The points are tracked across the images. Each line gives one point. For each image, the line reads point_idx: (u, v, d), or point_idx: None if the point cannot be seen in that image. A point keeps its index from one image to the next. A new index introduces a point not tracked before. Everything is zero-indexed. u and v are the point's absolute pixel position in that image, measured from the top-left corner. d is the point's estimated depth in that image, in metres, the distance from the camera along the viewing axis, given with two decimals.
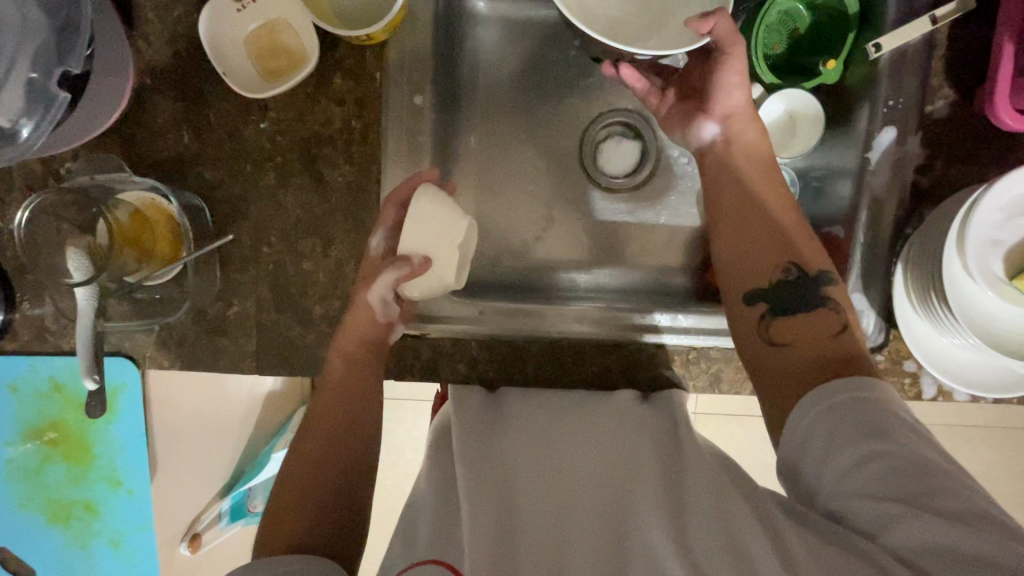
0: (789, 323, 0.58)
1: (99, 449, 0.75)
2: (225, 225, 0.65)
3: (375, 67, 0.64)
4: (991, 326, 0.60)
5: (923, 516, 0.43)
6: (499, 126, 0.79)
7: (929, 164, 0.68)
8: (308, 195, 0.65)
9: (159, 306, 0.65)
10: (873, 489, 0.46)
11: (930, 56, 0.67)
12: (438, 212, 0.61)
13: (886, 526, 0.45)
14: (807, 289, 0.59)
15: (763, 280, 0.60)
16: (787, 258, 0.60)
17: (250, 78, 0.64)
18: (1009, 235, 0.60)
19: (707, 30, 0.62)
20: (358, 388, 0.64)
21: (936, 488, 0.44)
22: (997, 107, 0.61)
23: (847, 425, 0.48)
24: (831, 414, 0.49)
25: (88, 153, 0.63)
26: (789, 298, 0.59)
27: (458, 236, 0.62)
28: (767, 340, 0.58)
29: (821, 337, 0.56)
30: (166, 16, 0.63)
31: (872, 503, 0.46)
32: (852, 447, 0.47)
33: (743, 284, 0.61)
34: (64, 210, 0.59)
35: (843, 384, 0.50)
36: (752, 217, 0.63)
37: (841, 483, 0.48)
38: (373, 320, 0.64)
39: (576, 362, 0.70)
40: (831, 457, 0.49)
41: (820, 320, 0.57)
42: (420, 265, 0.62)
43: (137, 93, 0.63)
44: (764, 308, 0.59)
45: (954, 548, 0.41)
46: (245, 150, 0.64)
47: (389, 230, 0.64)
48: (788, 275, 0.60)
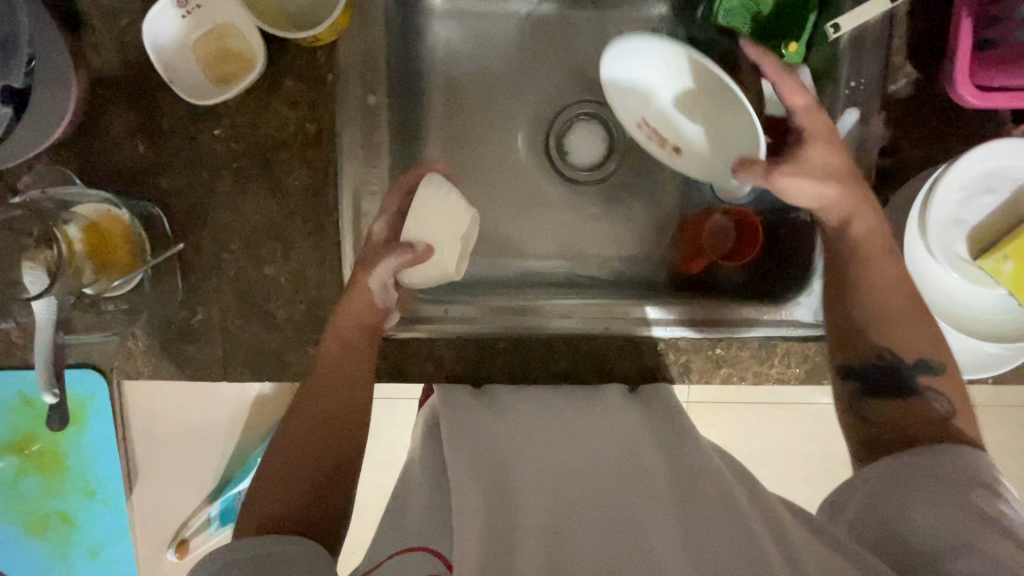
0: (886, 403, 0.57)
1: (72, 459, 0.76)
2: (183, 235, 0.64)
3: (327, 69, 0.64)
4: (959, 308, 0.61)
5: (980, 552, 0.42)
6: (465, 122, 0.77)
7: (894, 144, 0.67)
8: (266, 201, 0.65)
9: (121, 317, 0.65)
10: (934, 524, 0.45)
11: (891, 33, 0.65)
12: (442, 200, 0.64)
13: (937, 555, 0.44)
14: (903, 369, 0.57)
15: (853, 355, 0.59)
16: (881, 340, 0.59)
17: (200, 85, 0.63)
18: (972, 214, 0.59)
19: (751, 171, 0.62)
20: (336, 385, 0.62)
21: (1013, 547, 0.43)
22: (957, 84, 0.60)
23: (925, 476, 0.49)
24: (911, 463, 0.50)
25: (41, 166, 0.63)
26: (884, 380, 0.58)
27: (460, 228, 0.64)
28: (859, 416, 0.58)
29: (914, 425, 0.55)
30: (114, 25, 0.62)
31: (931, 536, 0.45)
32: (931, 495, 0.47)
33: (836, 358, 0.61)
34: (18, 225, 0.59)
35: (940, 453, 0.50)
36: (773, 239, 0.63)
37: (903, 514, 0.47)
38: (371, 304, 0.63)
39: (546, 356, 0.70)
40: (902, 495, 0.48)
41: (923, 403, 0.55)
42: (423, 252, 0.63)
43: (89, 104, 0.63)
44: (857, 386, 0.59)
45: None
46: (201, 157, 0.64)
47: (394, 214, 0.66)
48: (881, 358, 0.58)
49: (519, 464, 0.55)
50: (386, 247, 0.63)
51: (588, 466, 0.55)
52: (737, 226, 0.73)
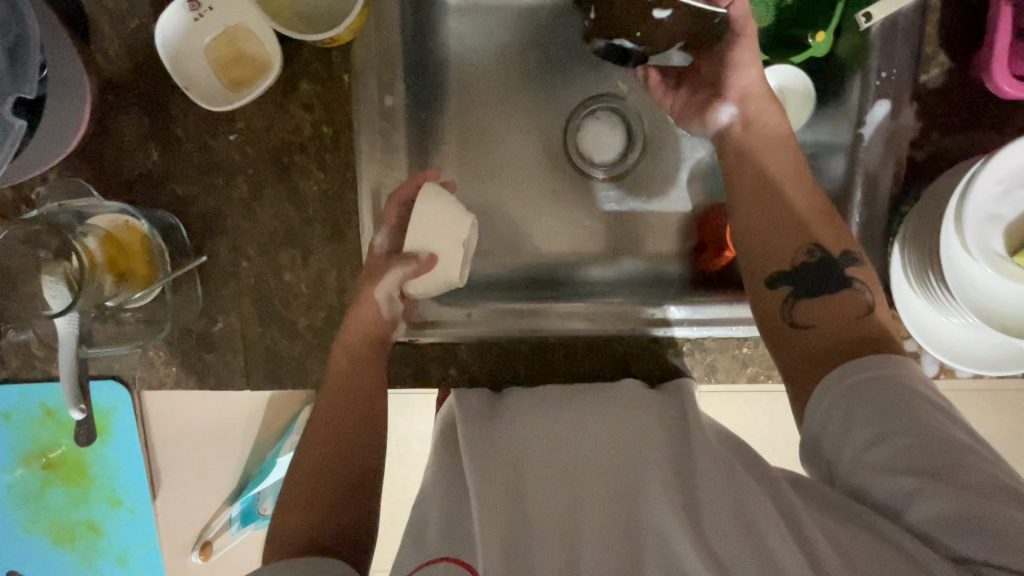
0: (813, 305, 0.57)
1: (96, 470, 0.76)
2: (202, 244, 0.63)
3: (343, 71, 0.62)
4: (994, 305, 0.58)
5: (941, 490, 0.43)
6: (480, 119, 0.76)
7: (925, 135, 0.65)
8: (284, 206, 0.64)
9: (142, 328, 0.64)
10: (893, 465, 0.46)
11: (924, 21, 0.63)
12: (445, 209, 0.62)
13: (904, 502, 0.45)
14: (833, 271, 0.58)
15: (784, 261, 0.60)
16: (809, 241, 0.59)
17: (213, 90, 0.61)
18: (1010, 210, 0.58)
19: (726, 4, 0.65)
20: (368, 390, 0.63)
21: (959, 463, 0.44)
22: (995, 76, 0.58)
23: (865, 403, 0.48)
24: (849, 392, 0.49)
25: (55, 177, 0.62)
26: (812, 280, 0.58)
27: (463, 234, 0.62)
28: (790, 323, 0.58)
29: (846, 318, 0.55)
30: (125, 28, 0.60)
31: (892, 479, 0.46)
32: (871, 425, 0.47)
33: (764, 267, 0.61)
34: (39, 238, 0.58)
35: (863, 360, 0.50)
36: (746, 185, 0.64)
37: (859, 459, 0.48)
38: (378, 316, 0.64)
39: (567, 360, 0.69)
40: (850, 434, 0.48)
41: (848, 302, 0.56)
42: (426, 262, 0.62)
43: (102, 112, 0.61)
44: (787, 291, 0.59)
45: (968, 515, 0.42)
46: (217, 163, 0.63)
47: (394, 227, 0.64)
48: (810, 257, 0.59)
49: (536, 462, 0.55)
50: (391, 260, 0.63)
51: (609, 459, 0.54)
52: None
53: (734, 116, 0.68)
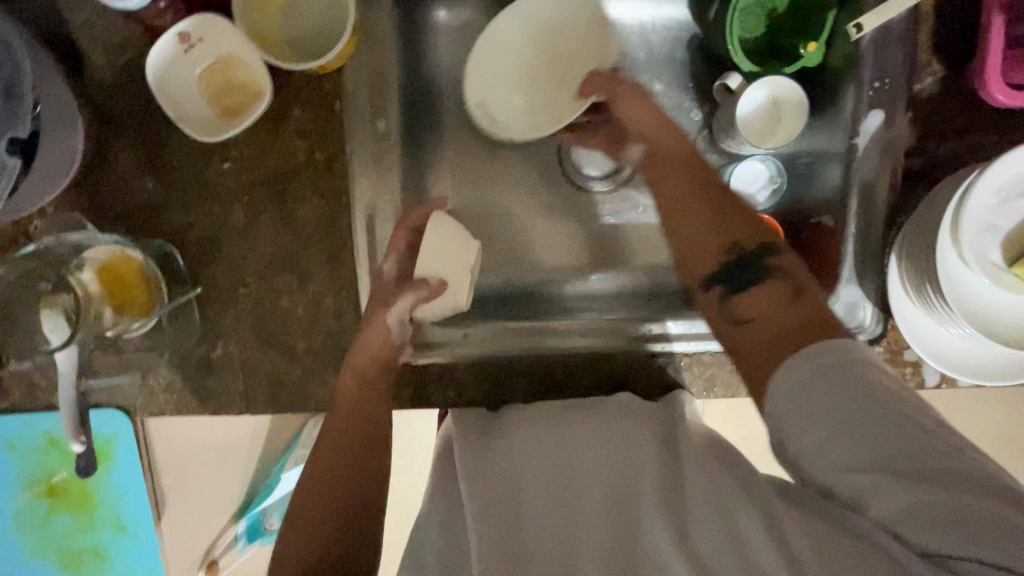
0: (747, 299, 0.54)
1: (100, 497, 0.76)
2: (199, 271, 0.64)
3: (335, 97, 0.62)
4: (994, 318, 0.58)
5: (903, 485, 0.40)
6: (475, 135, 0.76)
7: (921, 144, 0.65)
8: (279, 232, 0.64)
9: (142, 356, 0.65)
10: (854, 460, 0.42)
11: (917, 30, 0.63)
12: (451, 236, 0.64)
13: (864, 497, 0.42)
14: (761, 264, 0.55)
15: (710, 263, 0.57)
16: (730, 240, 0.57)
17: (205, 121, 0.59)
18: (1006, 220, 0.57)
19: (591, 93, 0.70)
20: (368, 410, 0.61)
21: (922, 451, 0.40)
22: (988, 82, 0.57)
23: (819, 397, 0.44)
24: (802, 386, 0.44)
25: (53, 211, 0.62)
26: (740, 275, 0.55)
27: (471, 259, 0.64)
28: (730, 321, 0.54)
29: (781, 304, 0.51)
30: (116, 61, 0.60)
31: (852, 474, 0.42)
32: (829, 421, 0.43)
33: (697, 272, 0.58)
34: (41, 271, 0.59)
35: (809, 349, 0.46)
36: (674, 179, 0.62)
37: (818, 457, 0.44)
38: (387, 337, 0.63)
39: (566, 376, 0.69)
40: (807, 431, 0.44)
41: (779, 288, 0.53)
42: (437, 287, 0.64)
43: (98, 144, 0.61)
44: (720, 292, 0.56)
45: (937, 509, 0.39)
46: (212, 190, 0.63)
47: (403, 252, 0.65)
48: (734, 256, 0.56)
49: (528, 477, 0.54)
50: (401, 287, 0.63)
51: (607, 472, 0.53)
52: None
53: (638, 143, 0.68)
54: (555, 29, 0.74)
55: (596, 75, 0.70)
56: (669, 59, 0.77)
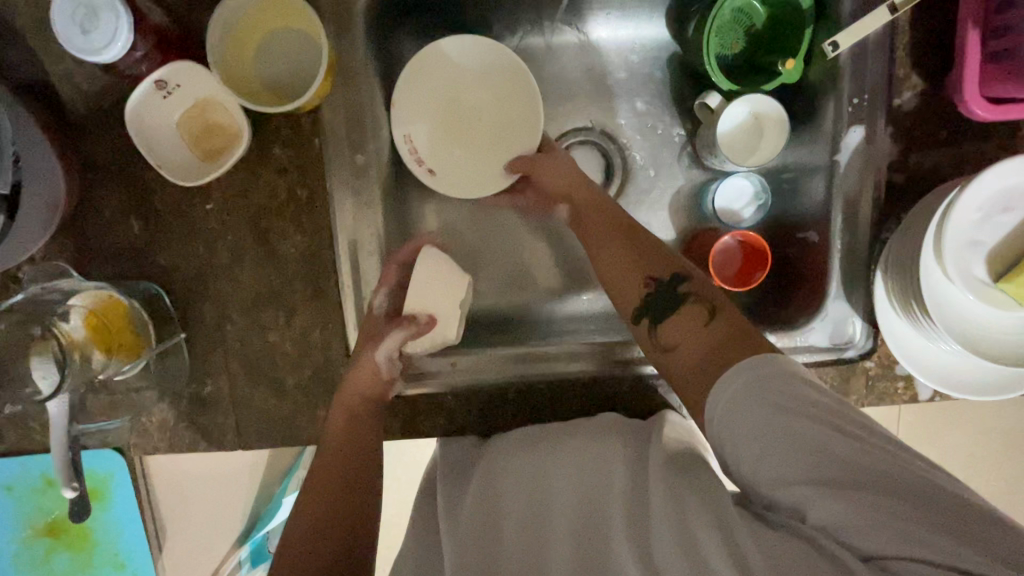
0: (667, 327, 0.58)
1: (99, 535, 0.77)
2: (187, 311, 0.64)
3: (313, 135, 0.62)
4: (983, 334, 0.57)
5: (832, 491, 0.43)
6: None
7: (903, 158, 0.64)
8: (263, 270, 0.64)
9: (135, 396, 0.65)
10: (787, 472, 0.45)
11: (896, 43, 0.62)
12: (441, 270, 0.68)
13: (801, 505, 0.44)
14: (677, 292, 0.59)
15: (633, 299, 0.60)
16: (646, 274, 0.60)
17: (187, 163, 0.61)
18: (990, 235, 0.56)
19: (516, 172, 0.69)
20: (358, 446, 0.62)
21: (847, 457, 0.44)
22: (966, 96, 0.57)
23: (743, 416, 0.47)
24: (731, 404, 0.48)
25: (42, 257, 0.63)
26: (663, 303, 0.59)
27: (457, 296, 0.68)
28: (658, 350, 0.58)
29: (696, 330, 0.55)
30: (96, 107, 0.61)
31: (788, 485, 0.45)
32: (758, 437, 0.47)
33: (624, 308, 0.61)
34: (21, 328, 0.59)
35: (733, 369, 0.49)
36: (603, 213, 0.65)
37: (756, 470, 0.47)
38: (376, 373, 0.64)
39: (555, 400, 0.69)
40: (741, 447, 0.48)
41: (694, 312, 0.57)
42: (426, 323, 0.67)
43: (82, 190, 0.62)
44: (648, 322, 0.59)
45: (869, 512, 0.42)
46: (195, 232, 0.63)
47: (393, 285, 0.68)
48: (651, 288, 0.60)
49: (508, 488, 0.59)
50: (391, 322, 0.66)
51: (584, 501, 0.55)
52: (744, 252, 0.71)
53: (562, 203, 0.68)
54: (455, 87, 0.70)
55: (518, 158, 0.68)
56: (649, 77, 0.76)
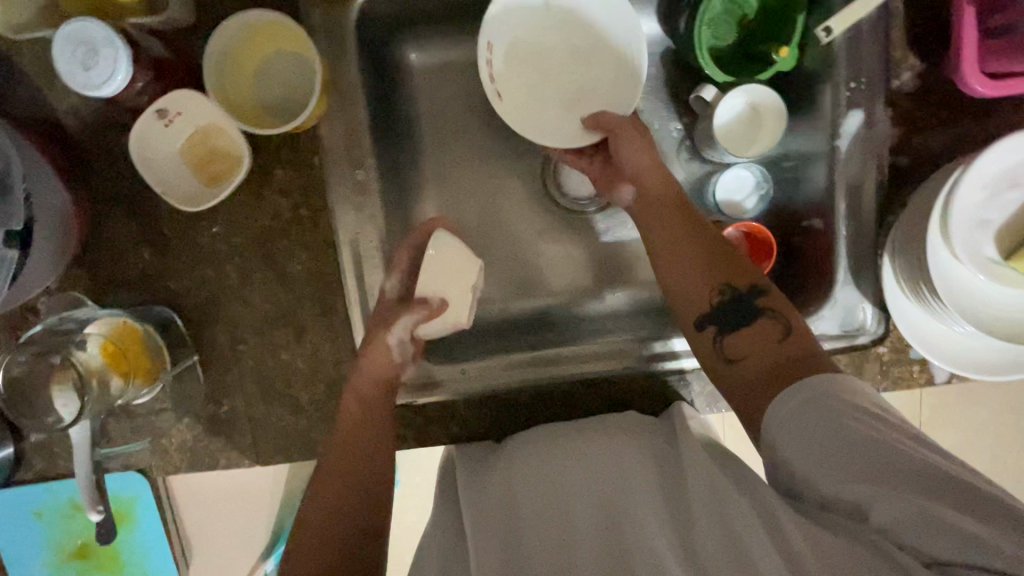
0: (738, 339, 0.56)
1: (126, 556, 0.79)
2: (200, 334, 0.66)
3: (312, 153, 0.64)
4: (994, 314, 0.56)
5: (897, 494, 0.43)
6: (459, 168, 0.76)
7: (904, 140, 0.64)
8: (273, 289, 0.65)
9: (153, 419, 0.66)
10: (848, 476, 0.45)
11: (889, 26, 0.62)
12: (454, 256, 0.66)
13: (863, 507, 0.44)
14: (751, 307, 0.57)
15: (702, 305, 0.59)
16: (720, 282, 0.58)
17: (193, 190, 0.62)
18: (997, 213, 0.56)
19: (592, 129, 0.65)
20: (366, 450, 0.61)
21: (909, 464, 0.44)
22: (966, 73, 0.55)
23: (807, 423, 0.47)
24: (793, 410, 0.48)
25: (57, 288, 0.64)
26: (733, 315, 0.57)
27: (471, 278, 0.66)
28: (721, 358, 0.57)
29: (768, 346, 0.55)
30: (102, 139, 0.63)
31: (847, 487, 0.45)
32: (819, 442, 0.46)
33: (689, 312, 0.59)
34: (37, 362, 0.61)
35: (791, 388, 0.50)
36: (662, 216, 0.63)
37: (813, 475, 0.47)
38: (389, 358, 0.64)
39: (566, 400, 0.70)
40: (800, 453, 0.47)
41: (768, 328, 0.56)
42: (438, 305, 0.66)
43: (93, 221, 0.64)
44: (713, 330, 0.58)
45: (934, 517, 0.41)
46: (204, 255, 0.65)
47: (406, 270, 0.67)
48: (725, 297, 0.58)
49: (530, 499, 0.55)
50: (402, 306, 0.65)
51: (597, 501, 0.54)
52: (749, 242, 0.70)
53: (630, 185, 0.66)
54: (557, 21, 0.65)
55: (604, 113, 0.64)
56: (643, 73, 0.76)
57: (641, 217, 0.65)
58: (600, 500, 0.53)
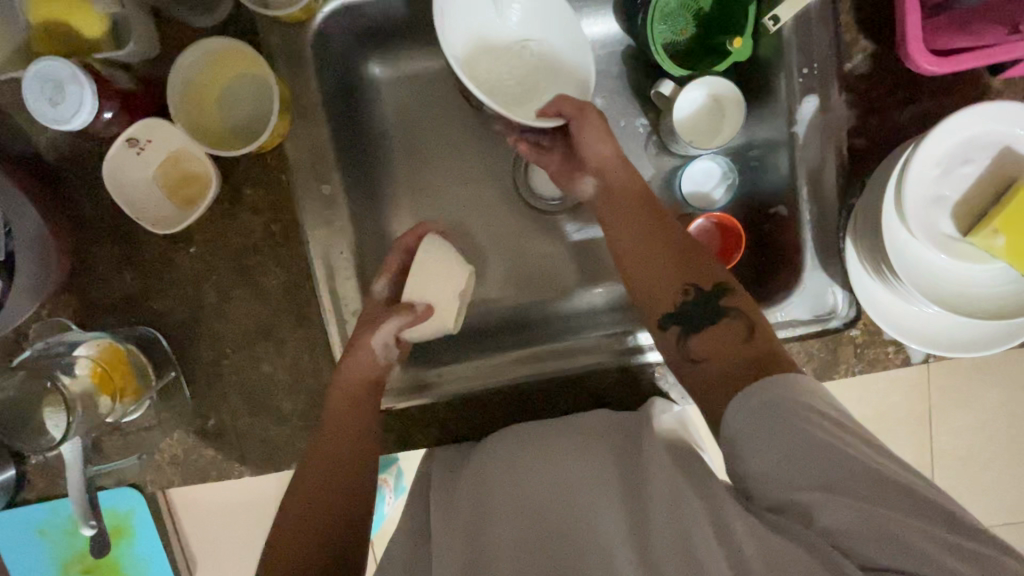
0: (704, 338, 0.55)
1: (129, 568, 0.81)
2: (184, 350, 0.68)
3: (280, 171, 0.66)
4: (956, 289, 0.56)
5: (845, 501, 0.43)
6: (429, 176, 0.78)
7: (862, 122, 0.64)
8: (251, 304, 0.68)
9: (141, 436, 0.68)
10: (798, 477, 0.45)
11: (838, 11, 0.63)
12: (442, 257, 0.67)
13: (808, 510, 0.44)
14: (717, 305, 0.56)
15: (666, 305, 0.58)
16: (684, 282, 0.58)
17: (168, 213, 0.65)
18: (952, 190, 0.55)
19: (553, 113, 0.64)
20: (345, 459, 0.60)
21: (863, 472, 0.43)
22: (913, 52, 0.55)
23: (768, 424, 0.46)
24: (756, 409, 0.47)
25: (47, 313, 0.67)
26: (699, 315, 0.56)
27: (459, 284, 0.67)
28: (687, 359, 0.56)
29: (731, 345, 0.53)
30: (82, 170, 0.66)
31: (794, 489, 0.45)
32: (776, 444, 0.46)
33: (654, 312, 0.59)
34: (31, 388, 0.64)
35: (757, 385, 0.48)
36: (634, 213, 0.63)
37: (766, 474, 0.46)
38: (373, 360, 0.64)
39: (543, 402, 0.70)
40: (759, 454, 0.46)
41: (733, 327, 0.54)
42: (424, 311, 0.66)
43: (78, 247, 0.66)
44: (678, 330, 0.57)
45: (881, 527, 0.41)
46: (182, 275, 0.67)
47: (394, 274, 0.69)
48: (687, 297, 0.57)
49: (503, 498, 0.53)
50: (389, 309, 0.66)
51: None
52: (721, 231, 0.71)
53: (591, 176, 0.67)
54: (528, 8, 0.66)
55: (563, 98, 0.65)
56: (606, 72, 0.77)
57: (603, 210, 0.65)
58: (562, 493, 0.52)
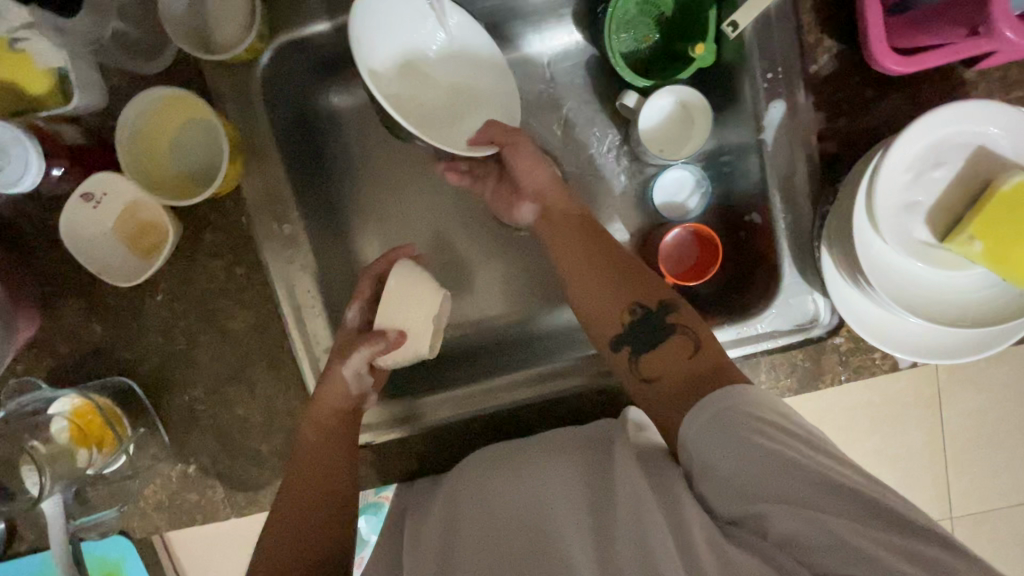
0: (653, 357, 0.55)
1: None
2: (158, 398, 0.67)
3: (238, 213, 0.66)
4: (929, 297, 0.54)
5: (801, 511, 0.42)
6: (396, 203, 0.77)
7: (832, 124, 0.61)
8: (219, 348, 0.67)
9: (121, 486, 0.68)
10: (753, 486, 0.44)
11: (798, 12, 0.61)
12: (415, 285, 0.64)
13: (771, 519, 0.43)
14: (663, 321, 0.56)
15: (615, 325, 0.58)
16: (633, 300, 0.58)
17: (128, 265, 0.64)
18: (925, 194, 0.53)
19: (486, 141, 0.66)
20: (312, 478, 0.60)
21: (822, 481, 0.42)
22: (876, 54, 0.53)
23: (717, 439, 0.46)
24: (710, 424, 0.47)
25: (22, 368, 0.67)
26: (645, 335, 0.56)
27: (435, 308, 0.64)
28: (642, 378, 0.55)
29: (680, 365, 0.53)
30: (43, 227, 0.66)
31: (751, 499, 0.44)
32: (731, 454, 0.45)
33: (603, 334, 0.58)
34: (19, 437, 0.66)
35: (701, 404, 0.48)
36: (589, 226, 0.63)
37: (723, 484, 0.45)
38: (343, 390, 0.63)
39: (513, 428, 0.68)
40: (716, 465, 0.46)
41: (679, 345, 0.54)
42: (396, 338, 0.63)
43: (46, 301, 0.66)
44: (629, 351, 0.56)
45: (839, 538, 0.40)
46: (147, 323, 0.67)
47: (367, 300, 0.67)
48: (635, 315, 0.57)
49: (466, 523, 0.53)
50: (360, 337, 0.63)
51: None
52: (698, 242, 0.68)
53: (530, 201, 0.67)
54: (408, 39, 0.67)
55: (491, 126, 0.66)
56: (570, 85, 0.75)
57: (544, 231, 0.66)
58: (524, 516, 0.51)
